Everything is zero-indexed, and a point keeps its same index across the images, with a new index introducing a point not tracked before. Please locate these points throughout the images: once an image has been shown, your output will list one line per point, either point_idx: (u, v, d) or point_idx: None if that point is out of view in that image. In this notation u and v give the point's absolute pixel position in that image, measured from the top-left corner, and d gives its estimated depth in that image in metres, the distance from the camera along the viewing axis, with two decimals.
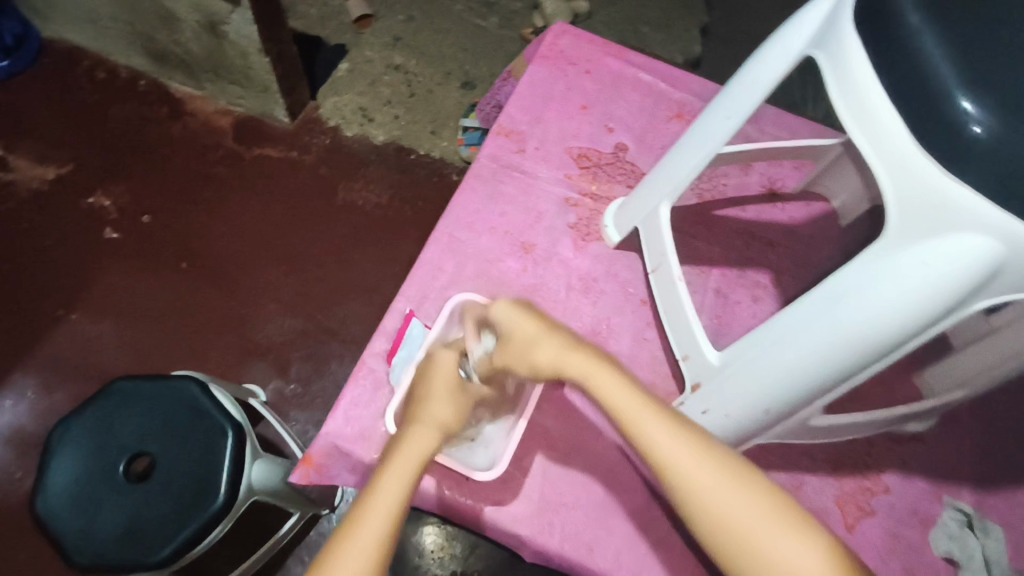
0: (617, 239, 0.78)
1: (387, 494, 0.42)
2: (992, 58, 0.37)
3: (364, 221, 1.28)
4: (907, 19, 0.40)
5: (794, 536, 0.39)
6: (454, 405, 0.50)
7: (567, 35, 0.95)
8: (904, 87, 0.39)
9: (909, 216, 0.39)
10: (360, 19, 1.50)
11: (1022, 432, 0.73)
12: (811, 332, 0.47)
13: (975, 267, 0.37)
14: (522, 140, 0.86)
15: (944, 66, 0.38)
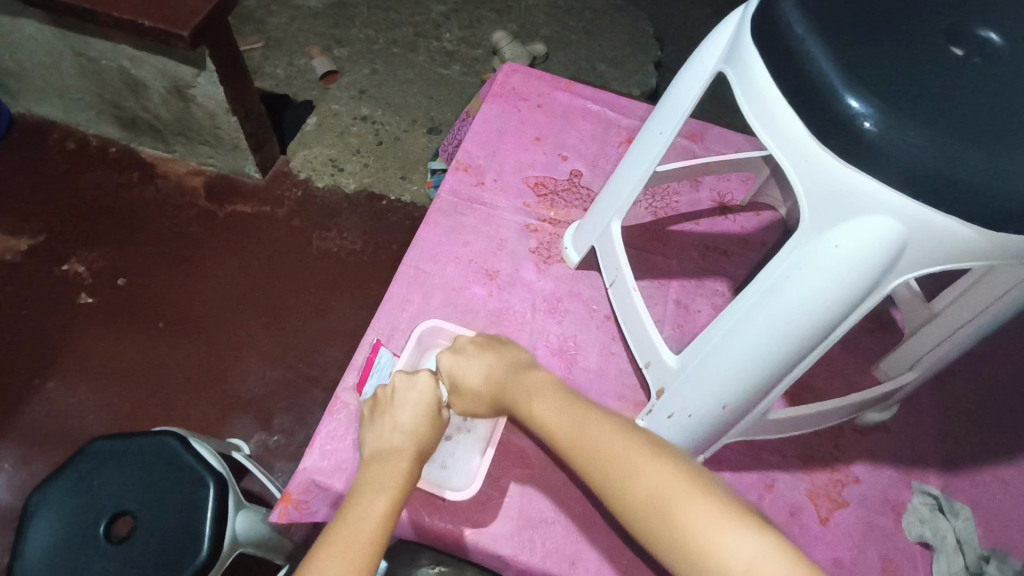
0: (577, 260, 0.81)
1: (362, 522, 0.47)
2: (871, 68, 0.42)
3: (339, 267, 1.30)
4: (796, 30, 0.44)
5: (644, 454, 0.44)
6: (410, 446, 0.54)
7: (516, 73, 1.00)
8: (799, 91, 0.43)
9: (821, 206, 0.44)
10: (326, 75, 1.57)
11: (980, 414, 0.76)
12: (749, 325, 0.50)
13: (887, 242, 0.42)
14: (480, 173, 0.90)
15: (829, 70, 0.42)
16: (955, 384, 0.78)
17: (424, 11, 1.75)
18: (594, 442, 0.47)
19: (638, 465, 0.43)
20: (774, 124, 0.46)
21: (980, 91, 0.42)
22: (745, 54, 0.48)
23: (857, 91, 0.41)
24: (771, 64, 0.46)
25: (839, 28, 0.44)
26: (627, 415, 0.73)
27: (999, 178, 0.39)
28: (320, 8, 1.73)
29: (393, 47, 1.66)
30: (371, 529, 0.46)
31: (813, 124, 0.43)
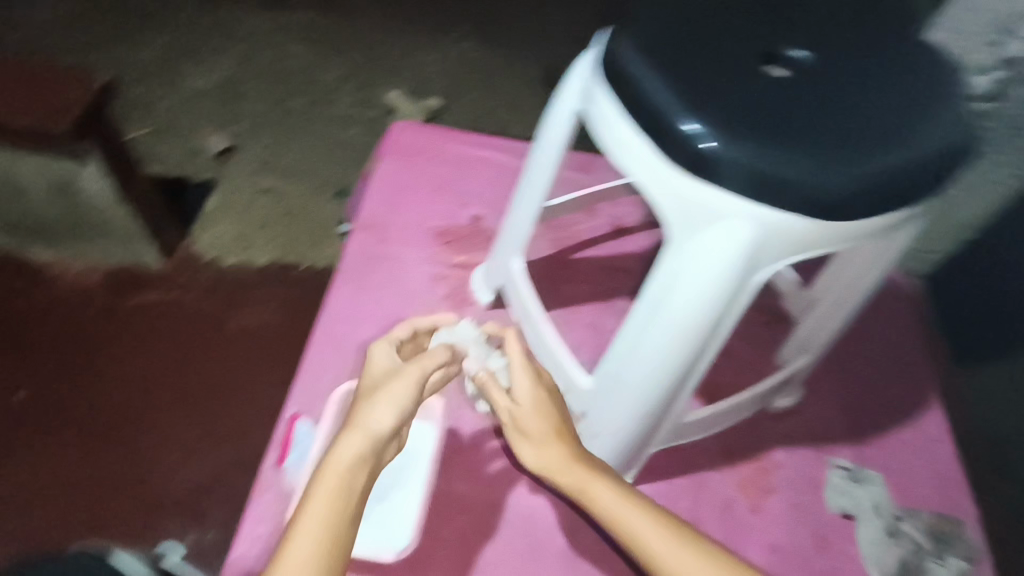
0: (488, 300, 0.84)
1: (329, 505, 0.47)
2: (700, 91, 0.47)
3: (254, 346, 1.26)
4: (631, 69, 0.49)
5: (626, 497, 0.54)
6: (394, 413, 0.52)
7: (408, 130, 1.04)
8: (644, 121, 0.48)
9: (681, 222, 0.48)
10: (223, 152, 1.57)
11: (875, 384, 0.83)
12: (641, 335, 0.53)
13: (742, 243, 0.47)
14: (383, 230, 0.91)
15: (664, 98, 0.47)
16: (850, 360, 0.85)
17: (315, 79, 1.77)
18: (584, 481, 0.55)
19: (625, 506, 0.53)
20: (628, 151, 0.50)
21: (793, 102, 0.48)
22: (595, 92, 0.53)
23: (690, 114, 0.46)
24: (617, 99, 0.50)
25: (668, 60, 0.49)
26: None
27: (817, 176, 0.45)
28: (208, 88, 1.71)
29: (289, 118, 1.67)
30: (334, 512, 0.46)
31: (660, 146, 0.48)
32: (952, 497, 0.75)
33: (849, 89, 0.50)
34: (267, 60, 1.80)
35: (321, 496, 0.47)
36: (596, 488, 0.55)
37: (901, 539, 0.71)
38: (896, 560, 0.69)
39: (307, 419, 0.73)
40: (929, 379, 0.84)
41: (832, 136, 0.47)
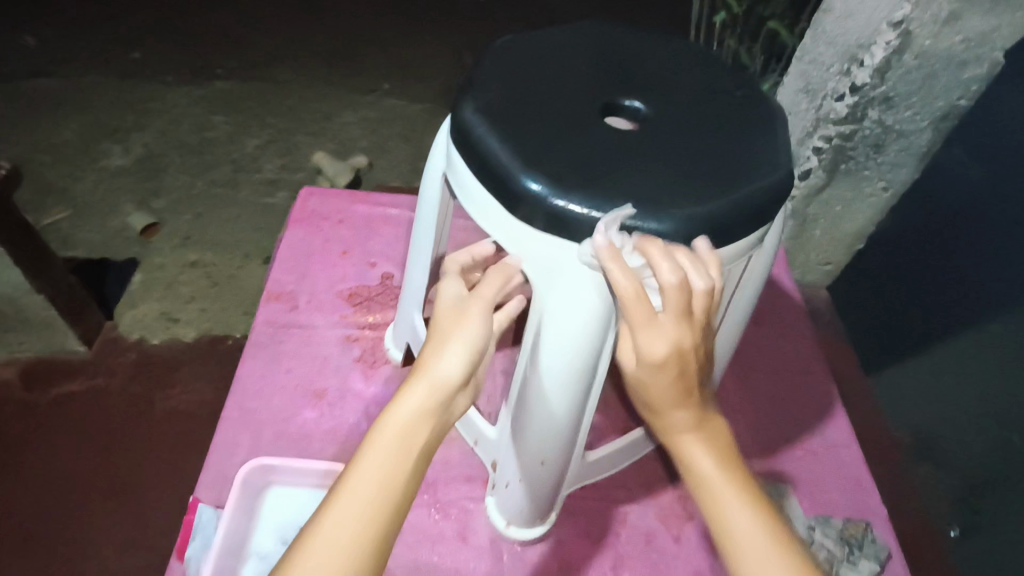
0: (401, 358, 0.83)
1: (383, 459, 0.46)
2: (539, 150, 0.49)
3: (195, 420, 1.20)
4: (475, 132, 0.51)
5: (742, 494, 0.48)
6: (462, 362, 0.49)
7: (313, 197, 1.05)
8: (492, 182, 0.50)
9: (541, 276, 0.51)
10: (146, 229, 1.53)
11: (780, 400, 0.88)
12: (529, 383, 0.55)
13: (596, 289, 0.49)
14: (292, 298, 0.90)
15: (506, 159, 0.49)
16: (756, 380, 0.89)
17: (239, 147, 1.77)
18: (704, 467, 0.49)
19: (739, 504, 0.47)
20: (486, 213, 0.52)
21: (631, 151, 0.50)
22: (455, 159, 0.56)
23: (531, 173, 0.48)
24: (469, 163, 0.52)
25: (508, 122, 0.51)
26: (479, 494, 0.74)
27: (655, 220, 0.46)
28: (128, 165, 1.69)
29: (212, 188, 1.65)
30: (393, 463, 0.46)
31: (510, 205, 0.50)
32: (860, 501, 0.78)
33: (685, 131, 0.53)
34: (188, 132, 1.79)
35: (385, 441, 0.47)
36: (710, 475, 0.49)
37: (817, 548, 0.73)
38: None
39: (209, 503, 0.70)
40: (826, 383, 0.90)
41: (666, 177, 0.49)
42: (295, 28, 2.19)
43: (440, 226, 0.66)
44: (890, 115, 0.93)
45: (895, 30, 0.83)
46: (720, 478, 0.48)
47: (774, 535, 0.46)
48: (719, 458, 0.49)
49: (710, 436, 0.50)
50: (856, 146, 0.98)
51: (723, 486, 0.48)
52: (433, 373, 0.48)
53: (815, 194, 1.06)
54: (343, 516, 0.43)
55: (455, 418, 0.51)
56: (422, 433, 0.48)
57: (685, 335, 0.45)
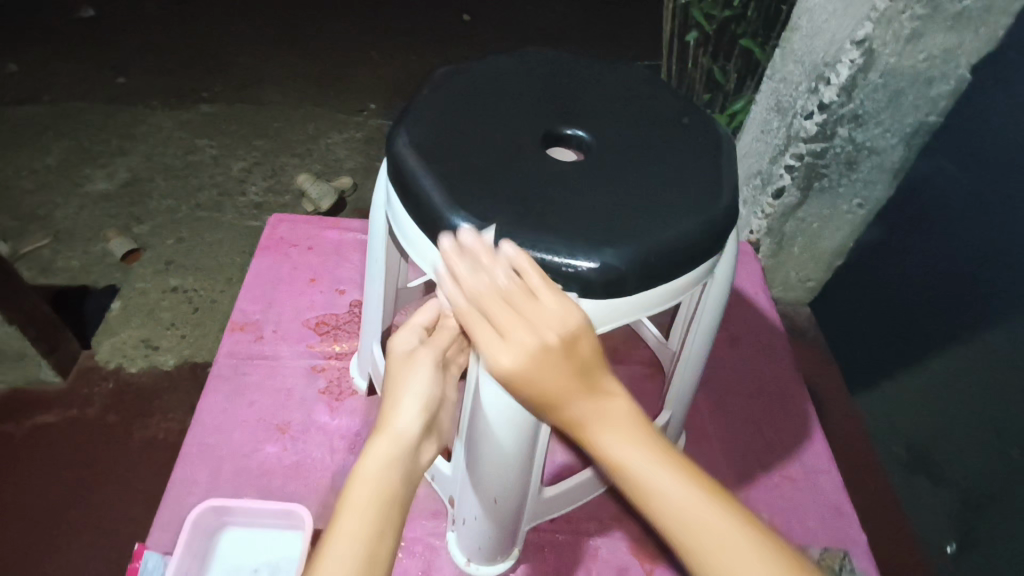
0: (365, 388, 0.81)
1: (358, 507, 0.45)
2: (472, 185, 0.48)
3: (173, 452, 1.14)
4: (409, 166, 0.50)
5: (681, 479, 0.42)
6: (418, 411, 0.52)
7: (283, 223, 1.03)
8: (424, 219, 0.49)
9: None
10: (127, 254, 1.50)
11: (759, 425, 0.86)
12: (475, 423, 0.55)
13: None
14: (258, 328, 0.88)
15: (436, 196, 0.47)
16: (734, 404, 0.88)
17: (223, 169, 1.76)
18: (629, 467, 0.43)
19: (686, 497, 0.41)
20: (421, 254, 0.51)
21: (568, 186, 0.49)
22: (395, 198, 0.54)
23: (461, 213, 0.46)
24: (404, 201, 0.51)
25: (444, 155, 0.50)
26: (444, 529, 0.72)
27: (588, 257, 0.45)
28: (112, 190, 1.67)
29: (195, 212, 1.63)
30: (373, 508, 0.46)
31: (444, 245, 0.48)
32: (840, 529, 0.76)
33: (635, 161, 0.52)
34: (173, 156, 1.78)
35: (358, 499, 0.46)
36: (645, 478, 0.43)
37: None
38: None
39: (156, 550, 0.67)
40: (803, 407, 0.88)
41: (605, 210, 0.48)
42: (284, 50, 2.20)
43: (392, 259, 0.66)
44: (860, 133, 0.93)
45: (857, 49, 0.83)
46: (657, 478, 0.42)
47: (717, 511, 0.41)
48: (643, 452, 0.43)
49: (638, 434, 0.44)
50: (828, 164, 0.98)
51: (654, 476, 0.42)
52: (394, 427, 0.50)
53: (790, 211, 1.05)
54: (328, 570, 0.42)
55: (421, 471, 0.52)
56: (397, 477, 0.48)
57: (530, 346, 0.44)
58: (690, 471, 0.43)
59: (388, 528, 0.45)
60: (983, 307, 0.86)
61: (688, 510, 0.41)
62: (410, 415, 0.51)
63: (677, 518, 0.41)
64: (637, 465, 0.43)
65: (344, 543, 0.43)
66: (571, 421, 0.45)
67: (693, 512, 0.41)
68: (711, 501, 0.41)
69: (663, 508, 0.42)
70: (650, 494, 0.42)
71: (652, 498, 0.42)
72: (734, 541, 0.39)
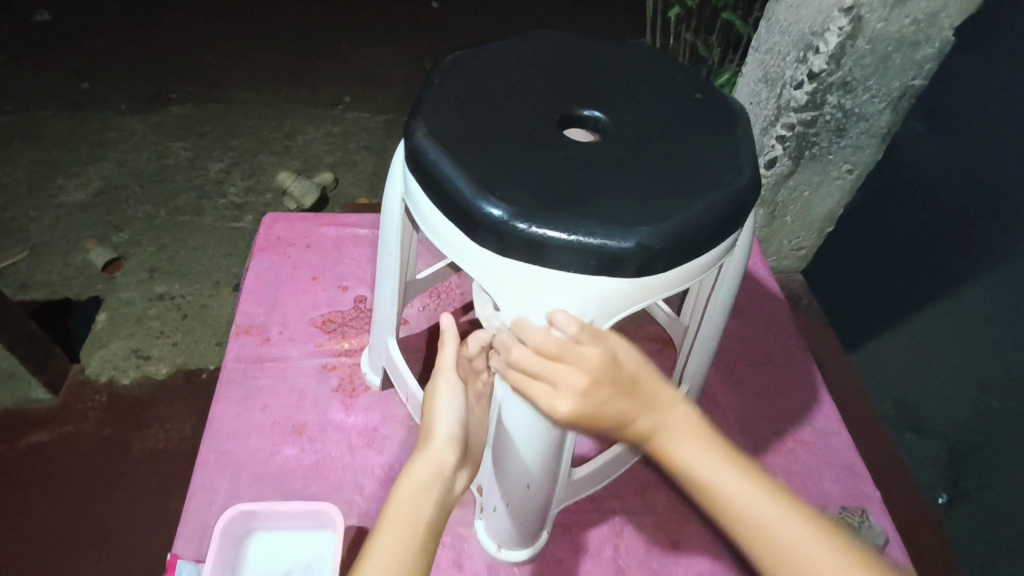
0: (379, 382, 0.81)
1: (399, 518, 0.50)
2: (496, 172, 0.48)
3: (176, 461, 1.12)
4: (431, 156, 0.49)
5: (757, 489, 0.46)
6: (454, 439, 0.56)
7: (278, 222, 1.02)
8: (449, 206, 0.48)
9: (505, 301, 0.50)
10: (109, 264, 1.47)
11: (768, 394, 0.87)
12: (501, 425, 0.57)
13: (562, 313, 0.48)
14: (263, 330, 0.87)
15: (462, 184, 0.47)
16: (742, 375, 0.89)
17: (201, 172, 1.72)
18: (707, 480, 0.47)
19: (767, 503, 0.46)
20: (446, 241, 0.51)
21: (591, 167, 0.49)
22: (413, 185, 0.54)
23: (489, 199, 0.46)
24: (426, 189, 0.51)
25: (464, 144, 0.50)
26: (471, 517, 0.72)
27: (619, 238, 0.45)
28: (87, 199, 1.63)
29: (176, 217, 1.60)
30: (413, 520, 0.50)
31: (471, 231, 0.48)
32: (854, 487, 0.78)
33: (650, 141, 0.52)
34: (147, 161, 1.74)
35: (398, 511, 0.51)
36: (724, 486, 0.46)
37: None
38: None
39: (188, 559, 0.66)
40: (811, 374, 0.90)
41: (631, 190, 0.48)
42: (252, 46, 2.15)
43: (406, 248, 0.65)
44: (849, 99, 0.93)
45: (846, 16, 0.84)
46: (734, 485, 0.46)
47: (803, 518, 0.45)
48: (720, 466, 0.47)
49: (725, 456, 0.47)
50: (818, 132, 0.98)
51: (732, 485, 0.46)
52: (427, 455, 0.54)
53: (782, 181, 1.06)
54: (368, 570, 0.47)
55: (457, 497, 0.56)
56: (436, 497, 0.53)
57: (572, 391, 0.47)
58: (766, 482, 0.47)
59: (425, 540, 0.50)
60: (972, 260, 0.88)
61: (763, 515, 0.45)
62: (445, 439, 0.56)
63: (756, 524, 0.45)
64: (723, 479, 0.47)
65: (385, 548, 0.48)
66: (655, 436, 0.49)
67: (769, 512, 0.45)
68: (792, 511, 0.45)
69: (744, 516, 0.46)
70: (735, 504, 0.46)
71: (735, 508, 0.46)
72: (806, 544, 0.44)
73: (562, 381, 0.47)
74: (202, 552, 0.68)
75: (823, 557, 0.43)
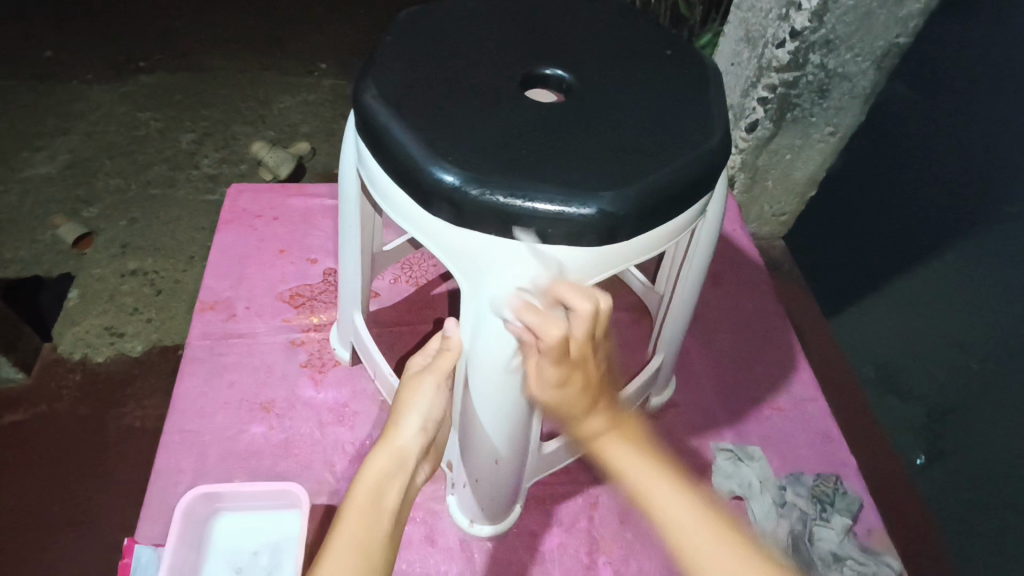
0: (348, 357, 0.79)
1: (361, 515, 0.51)
2: (449, 135, 0.45)
3: (152, 439, 1.10)
4: (380, 119, 0.46)
5: (656, 470, 0.61)
6: (421, 428, 0.55)
7: (243, 194, 0.98)
8: (401, 173, 0.45)
9: (464, 271, 0.48)
10: (78, 240, 1.42)
11: (746, 362, 0.86)
12: (468, 415, 0.56)
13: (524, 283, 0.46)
14: (229, 306, 0.85)
15: (413, 150, 0.44)
16: (721, 343, 0.88)
17: (172, 143, 1.66)
18: (623, 463, 0.62)
19: (658, 478, 0.60)
20: (400, 212, 0.49)
21: (552, 130, 0.46)
22: (366, 152, 0.51)
23: (441, 164, 0.43)
24: (377, 156, 0.47)
25: (415, 106, 0.47)
26: (443, 493, 0.71)
27: (578, 204, 0.42)
28: (54, 172, 1.57)
29: (147, 189, 1.55)
30: (374, 515, 0.51)
31: (424, 200, 0.45)
32: (831, 454, 0.78)
33: (618, 100, 0.49)
34: (116, 132, 1.67)
35: (360, 505, 0.51)
36: (626, 468, 0.62)
37: (788, 509, 0.73)
38: (786, 533, 0.71)
39: (148, 542, 0.65)
40: (790, 341, 0.89)
41: (593, 152, 0.45)
42: (224, 11, 2.07)
43: (366, 219, 0.62)
44: (831, 59, 0.90)
45: None
46: (633, 466, 0.62)
47: (681, 492, 0.59)
48: (628, 456, 0.63)
49: (635, 451, 0.63)
50: (801, 93, 0.95)
51: (635, 465, 0.62)
52: (393, 447, 0.54)
53: (763, 145, 1.03)
54: (328, 566, 0.48)
55: (416, 490, 0.56)
56: (399, 490, 0.53)
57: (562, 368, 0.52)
58: (666, 469, 0.62)
59: (387, 535, 0.51)
60: None
61: (653, 487, 0.60)
62: (412, 428, 0.55)
63: (650, 493, 0.60)
64: (629, 464, 0.62)
65: (346, 543, 0.49)
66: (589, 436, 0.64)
67: (660, 487, 0.60)
68: (684, 493, 0.59)
69: (638, 486, 0.61)
70: (635, 478, 0.61)
71: (635, 483, 0.61)
72: (685, 510, 0.58)
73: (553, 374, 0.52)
74: (165, 535, 0.66)
75: (693, 521, 0.57)
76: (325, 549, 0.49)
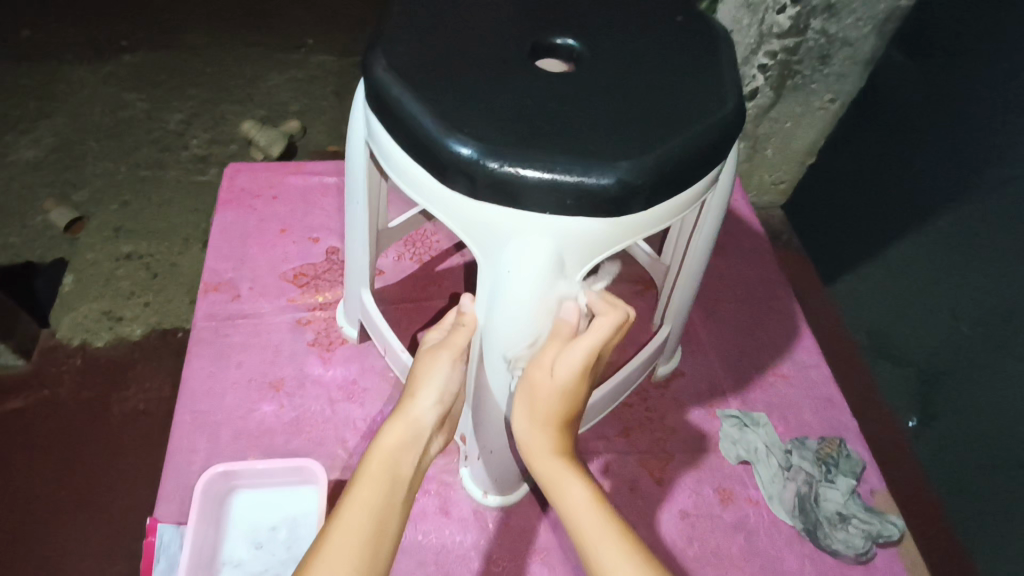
0: (356, 334, 0.79)
1: (376, 479, 0.50)
2: (464, 106, 0.44)
3: (156, 422, 1.10)
4: (392, 91, 0.45)
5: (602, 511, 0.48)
6: (437, 401, 0.56)
7: (240, 173, 0.97)
8: (415, 146, 0.45)
9: (480, 243, 0.48)
10: (71, 224, 1.40)
11: (749, 331, 0.87)
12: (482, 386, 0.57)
13: (540, 254, 0.46)
14: (233, 287, 0.84)
15: (427, 122, 0.44)
16: (725, 313, 0.88)
17: (161, 123, 1.64)
18: (567, 494, 0.50)
19: (602, 519, 0.47)
20: (413, 184, 0.48)
21: (565, 100, 0.46)
22: (376, 126, 0.50)
23: (457, 137, 0.43)
24: (389, 129, 0.47)
25: (427, 78, 0.46)
26: (455, 466, 0.72)
27: (596, 174, 0.42)
28: (41, 156, 1.54)
29: (138, 171, 1.53)
30: (389, 480, 0.51)
31: (440, 173, 0.45)
32: (835, 418, 0.79)
33: (629, 71, 0.49)
34: (102, 113, 1.64)
35: (377, 470, 0.51)
36: (567, 497, 0.49)
37: (795, 473, 0.74)
38: (793, 495, 0.72)
39: (170, 521, 0.66)
40: (792, 309, 0.89)
41: (608, 121, 0.45)
42: None
43: (373, 194, 0.62)
44: (832, 24, 0.90)
45: None
46: (575, 498, 0.49)
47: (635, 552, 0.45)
48: (577, 489, 0.50)
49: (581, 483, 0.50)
50: (801, 60, 0.95)
51: (581, 504, 0.48)
52: (410, 417, 0.54)
53: (763, 114, 1.03)
54: (343, 526, 0.47)
55: (430, 462, 0.56)
56: (414, 459, 0.53)
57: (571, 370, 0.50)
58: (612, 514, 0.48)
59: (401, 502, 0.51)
60: (952, 188, 0.86)
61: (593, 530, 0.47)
62: (429, 401, 0.56)
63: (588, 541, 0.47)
64: (571, 495, 0.49)
65: (361, 505, 0.48)
66: (536, 461, 0.52)
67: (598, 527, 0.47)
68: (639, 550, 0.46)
69: (577, 526, 0.48)
70: (574, 516, 0.48)
71: (577, 522, 0.48)
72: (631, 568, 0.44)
73: (565, 367, 0.50)
74: (184, 514, 0.67)
75: None
76: (338, 510, 0.48)
